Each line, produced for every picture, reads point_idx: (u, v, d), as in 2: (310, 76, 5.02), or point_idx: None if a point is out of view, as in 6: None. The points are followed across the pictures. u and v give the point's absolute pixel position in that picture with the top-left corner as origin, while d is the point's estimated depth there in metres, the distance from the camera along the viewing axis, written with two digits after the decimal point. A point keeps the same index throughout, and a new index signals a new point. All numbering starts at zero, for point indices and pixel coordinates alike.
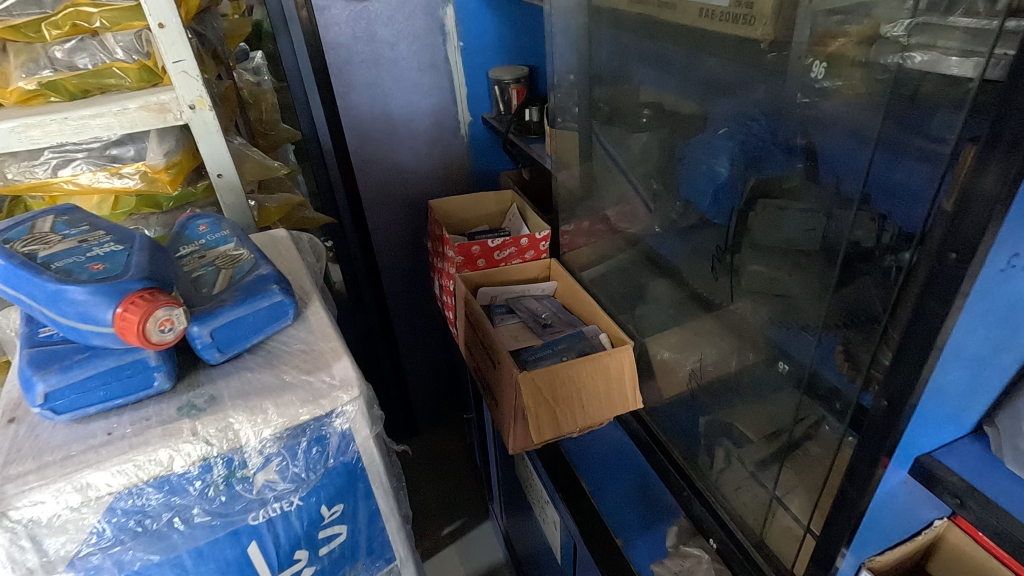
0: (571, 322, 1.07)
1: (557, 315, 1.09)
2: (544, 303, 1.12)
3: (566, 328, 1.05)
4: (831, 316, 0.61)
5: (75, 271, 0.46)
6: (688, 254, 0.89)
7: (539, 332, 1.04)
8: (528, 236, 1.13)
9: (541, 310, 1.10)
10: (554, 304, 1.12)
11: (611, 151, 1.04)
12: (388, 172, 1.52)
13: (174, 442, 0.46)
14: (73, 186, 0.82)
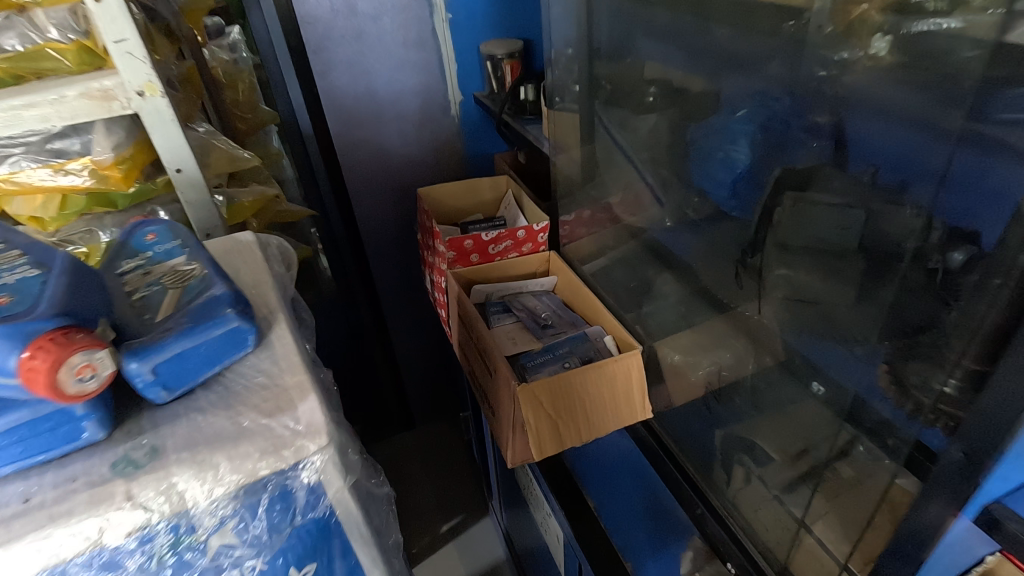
0: (573, 322, 0.99)
1: (558, 314, 1.01)
2: (543, 301, 1.04)
3: (568, 329, 0.97)
4: (890, 338, 0.53)
5: None
6: (701, 250, 0.80)
7: (538, 334, 0.96)
8: (525, 228, 1.04)
9: (540, 309, 1.02)
10: (555, 302, 1.04)
11: (614, 135, 0.94)
12: (374, 158, 1.42)
13: (102, 512, 0.39)
14: (12, 185, 0.73)
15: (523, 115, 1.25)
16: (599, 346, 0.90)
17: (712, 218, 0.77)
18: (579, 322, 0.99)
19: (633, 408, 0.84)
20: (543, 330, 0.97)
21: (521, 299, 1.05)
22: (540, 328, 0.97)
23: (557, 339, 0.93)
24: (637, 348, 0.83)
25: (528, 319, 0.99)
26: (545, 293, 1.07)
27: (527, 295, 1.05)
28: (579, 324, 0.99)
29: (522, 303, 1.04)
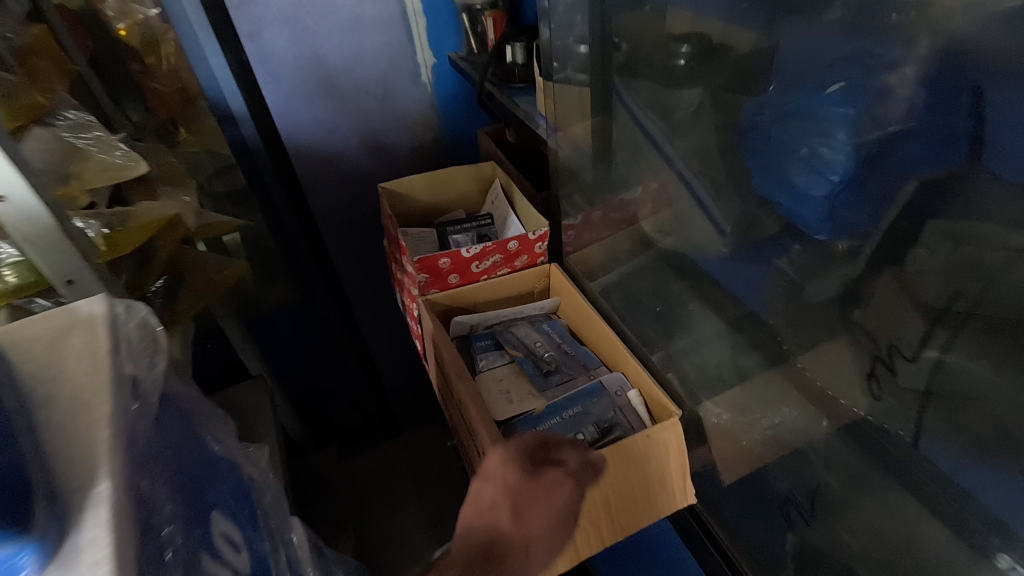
0: (584, 365, 0.77)
1: (563, 352, 0.79)
2: (544, 334, 0.82)
3: (578, 374, 0.75)
4: None
5: None
6: (767, 285, 0.57)
7: (539, 385, 0.74)
8: (518, 238, 0.80)
9: (541, 347, 0.79)
10: (558, 333, 0.81)
11: (636, 116, 0.69)
12: (328, 140, 1.15)
13: None
14: None
15: (512, 82, 0.98)
16: (620, 404, 0.68)
17: (787, 243, 0.54)
18: (592, 364, 0.77)
19: (671, 495, 0.63)
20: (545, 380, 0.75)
21: (516, 333, 0.82)
22: (542, 377, 0.75)
23: (565, 394, 0.71)
24: (677, 419, 0.61)
25: (524, 362, 0.77)
26: (545, 322, 0.84)
27: (524, 327, 0.83)
28: (592, 367, 0.77)
29: (518, 338, 0.81)
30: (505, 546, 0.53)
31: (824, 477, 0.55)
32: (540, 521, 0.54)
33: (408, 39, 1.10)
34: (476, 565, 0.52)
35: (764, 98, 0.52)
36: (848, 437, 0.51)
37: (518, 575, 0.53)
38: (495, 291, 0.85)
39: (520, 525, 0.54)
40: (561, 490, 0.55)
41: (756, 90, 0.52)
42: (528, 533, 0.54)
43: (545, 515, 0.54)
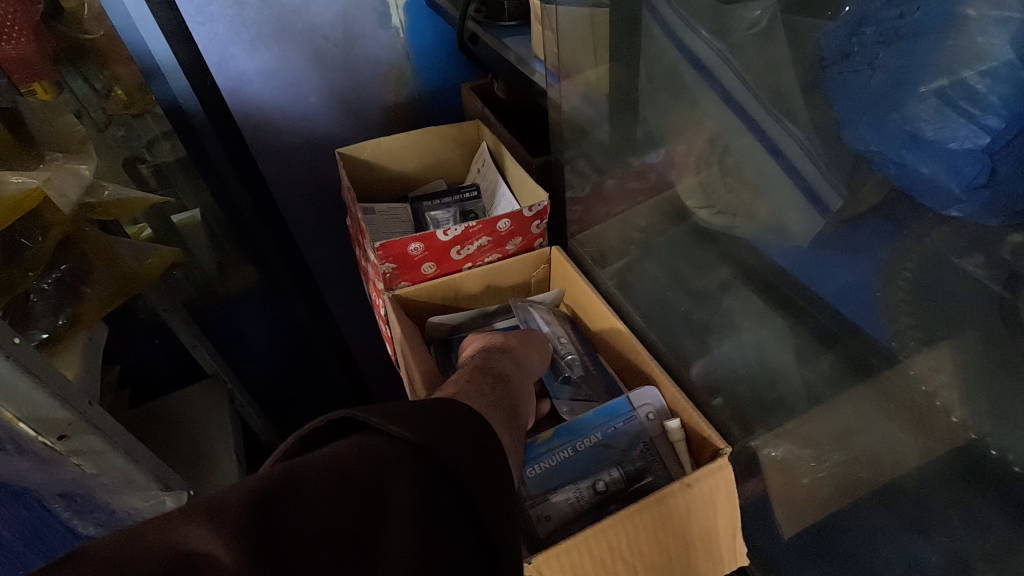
0: (607, 383, 0.61)
1: (588, 364, 0.63)
2: (567, 332, 0.65)
3: (594, 395, 0.60)
4: None
5: None
6: (880, 282, 0.40)
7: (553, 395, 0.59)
8: (509, 216, 0.63)
9: (563, 347, 0.62)
10: (582, 338, 0.66)
11: (669, 52, 0.50)
12: (280, 99, 0.96)
13: None
14: None
15: (500, 20, 0.79)
16: (652, 435, 0.53)
17: (902, 223, 0.38)
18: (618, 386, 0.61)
19: (714, 563, 0.47)
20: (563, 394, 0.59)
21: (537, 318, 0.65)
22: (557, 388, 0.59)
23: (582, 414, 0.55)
24: (726, 460, 0.45)
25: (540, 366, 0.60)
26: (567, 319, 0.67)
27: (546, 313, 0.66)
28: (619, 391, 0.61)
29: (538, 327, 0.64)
30: (512, 353, 0.53)
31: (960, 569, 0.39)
32: (535, 343, 0.56)
33: None
34: (489, 357, 0.51)
35: (865, 12, 0.36)
36: (995, 511, 0.36)
37: (531, 374, 0.52)
38: (483, 283, 0.68)
39: (516, 341, 0.55)
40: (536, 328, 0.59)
41: (840, 10, 0.38)
42: (526, 347, 0.55)
43: (536, 337, 0.57)
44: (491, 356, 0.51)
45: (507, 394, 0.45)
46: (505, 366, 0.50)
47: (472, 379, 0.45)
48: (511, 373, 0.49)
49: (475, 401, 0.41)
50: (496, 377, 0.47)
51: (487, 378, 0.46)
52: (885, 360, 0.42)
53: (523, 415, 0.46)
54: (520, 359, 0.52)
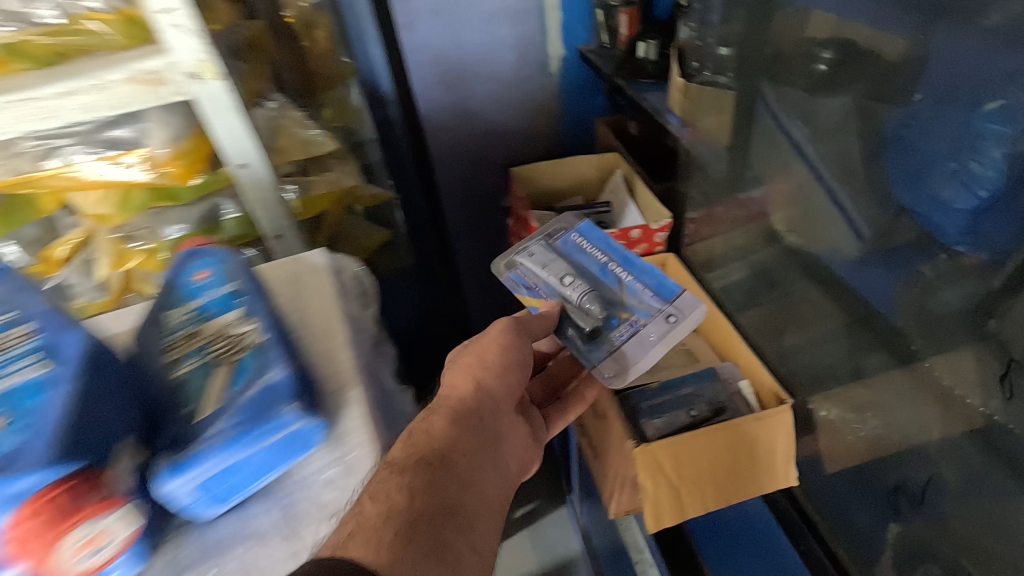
0: (649, 301, 0.71)
1: (613, 284, 0.73)
2: (572, 259, 0.76)
3: (625, 320, 0.70)
4: None
5: None
6: (896, 289, 0.60)
7: (590, 359, 0.70)
8: (641, 227, 0.87)
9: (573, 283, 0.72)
10: (591, 249, 0.76)
11: (782, 120, 0.70)
12: (457, 124, 1.23)
13: None
14: (67, 180, 0.64)
15: (641, 77, 1.02)
16: (731, 391, 0.73)
17: (926, 253, 0.57)
18: (662, 295, 0.72)
19: (773, 479, 0.67)
20: (598, 340, 0.70)
21: (530, 269, 0.76)
22: (590, 337, 0.70)
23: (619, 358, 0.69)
24: (787, 406, 0.65)
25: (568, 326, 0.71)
26: (561, 240, 0.78)
27: (535, 254, 0.77)
28: (666, 300, 0.71)
29: (542, 279, 0.74)
30: (451, 409, 0.53)
31: (941, 473, 0.58)
32: (514, 367, 0.59)
33: (542, 32, 1.16)
34: (418, 445, 0.49)
35: (916, 111, 0.55)
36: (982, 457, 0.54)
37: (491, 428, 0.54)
38: None
39: (463, 389, 0.55)
40: (510, 328, 0.61)
41: (907, 100, 0.55)
42: (478, 389, 0.55)
43: (477, 366, 0.57)
44: (419, 428, 0.51)
45: (428, 495, 0.45)
46: (443, 445, 0.49)
47: (393, 480, 0.45)
48: (449, 452, 0.49)
49: (375, 530, 0.40)
50: (428, 468, 0.47)
51: (418, 471, 0.46)
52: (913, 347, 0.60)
53: (453, 504, 0.45)
54: (468, 421, 0.52)
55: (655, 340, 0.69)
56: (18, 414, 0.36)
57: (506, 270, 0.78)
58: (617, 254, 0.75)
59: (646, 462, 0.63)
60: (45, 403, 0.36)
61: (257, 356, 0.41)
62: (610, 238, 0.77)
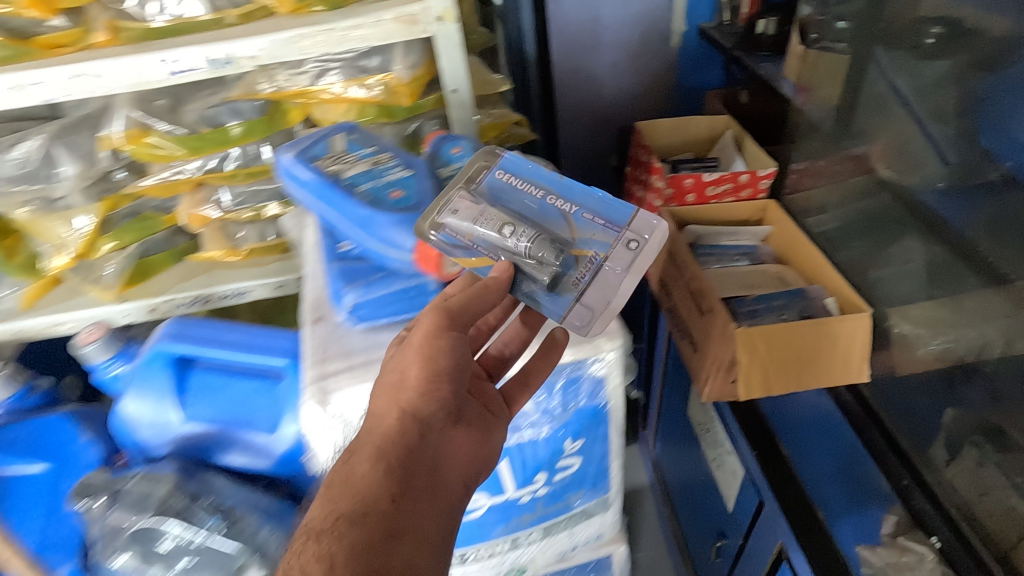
0: (605, 227, 0.54)
1: (556, 211, 0.54)
2: (504, 205, 0.55)
3: (585, 262, 0.52)
4: None
5: (379, 197, 0.53)
6: (971, 218, 0.72)
7: (554, 316, 0.52)
8: (750, 172, 1.02)
9: (507, 229, 0.52)
10: (521, 183, 0.56)
11: (888, 81, 0.83)
12: (584, 87, 1.40)
13: None
14: (329, 95, 0.89)
15: (759, 50, 1.17)
16: (817, 305, 0.89)
17: (1001, 191, 0.68)
18: (615, 220, 0.54)
19: (847, 371, 0.83)
20: (560, 290, 0.52)
21: (454, 224, 0.52)
22: (551, 289, 0.52)
23: (592, 296, 0.52)
24: (868, 314, 0.81)
25: (520, 284, 0.53)
26: (485, 182, 0.57)
27: (457, 206, 0.54)
28: (619, 226, 0.54)
29: (468, 232, 0.52)
30: (376, 446, 0.45)
31: (989, 359, 0.70)
32: (445, 376, 0.48)
33: (671, 8, 1.32)
34: (336, 498, 0.42)
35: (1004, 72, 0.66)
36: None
37: (431, 456, 0.46)
38: (722, 214, 1.07)
39: (387, 419, 0.46)
40: (430, 330, 0.49)
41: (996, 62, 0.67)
42: (399, 418, 0.46)
43: (398, 390, 0.47)
44: (342, 475, 0.44)
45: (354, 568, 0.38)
46: (364, 497, 0.42)
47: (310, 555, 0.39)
48: (371, 506, 0.42)
49: None
50: (352, 530, 0.40)
51: (337, 539, 0.40)
52: (1005, 268, 0.68)
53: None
54: (393, 462, 0.44)
55: (622, 272, 0.52)
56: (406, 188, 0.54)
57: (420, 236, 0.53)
58: (552, 183, 0.56)
59: (745, 341, 0.81)
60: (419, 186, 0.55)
61: None
62: (541, 166, 0.57)
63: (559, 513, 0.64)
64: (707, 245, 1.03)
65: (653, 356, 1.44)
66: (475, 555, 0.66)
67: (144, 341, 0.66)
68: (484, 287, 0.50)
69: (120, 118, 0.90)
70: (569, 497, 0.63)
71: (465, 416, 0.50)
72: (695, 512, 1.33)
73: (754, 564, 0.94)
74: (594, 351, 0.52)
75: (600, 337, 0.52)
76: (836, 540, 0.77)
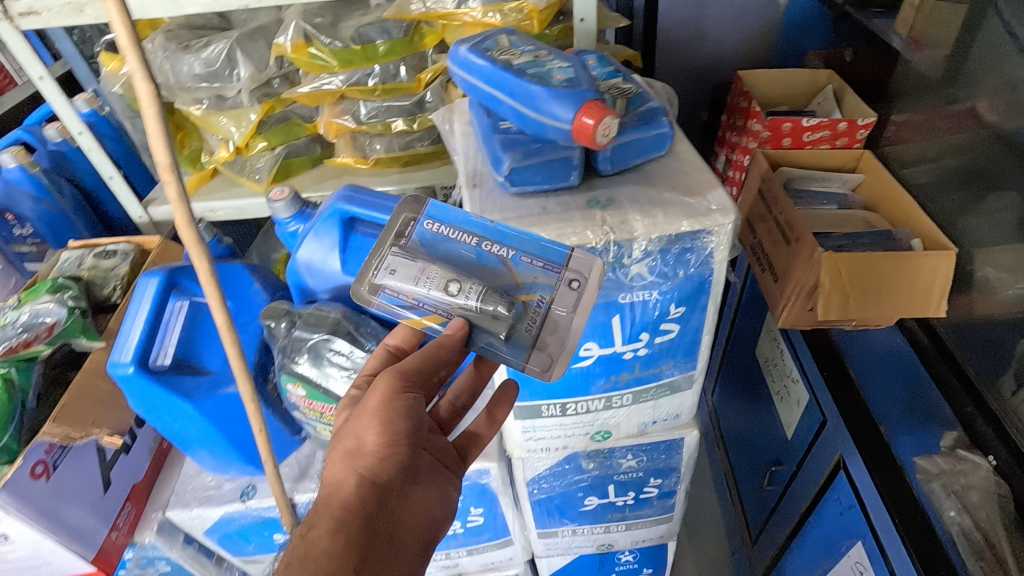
0: (546, 271, 0.60)
1: (496, 260, 0.61)
2: (441, 258, 0.61)
3: (531, 312, 0.60)
4: None
5: (545, 78, 0.62)
6: None
7: (517, 364, 0.60)
8: (849, 122, 1.08)
9: (457, 287, 0.59)
10: (455, 233, 0.62)
11: (1004, 30, 0.86)
12: (687, 38, 1.35)
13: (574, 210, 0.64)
14: (468, 18, 1.01)
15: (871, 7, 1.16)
16: (902, 244, 0.94)
17: None
18: (553, 261, 0.60)
19: (927, 305, 0.89)
20: (516, 339, 0.60)
21: (398, 286, 0.61)
22: (508, 337, 0.59)
23: (545, 344, 0.60)
24: (953, 253, 0.86)
25: (475, 335, 0.60)
26: (415, 235, 0.63)
27: (399, 268, 0.61)
28: (558, 266, 0.61)
29: (412, 291, 0.61)
30: (337, 516, 0.55)
31: None
32: (403, 442, 0.59)
33: None
34: (301, 564, 0.50)
35: None
36: None
37: (387, 518, 0.57)
38: (814, 160, 1.12)
39: (347, 485, 0.57)
40: (389, 393, 0.59)
41: None
42: (360, 483, 0.56)
43: (356, 458, 0.57)
44: (304, 546, 0.52)
45: None
46: (329, 561, 0.51)
47: None
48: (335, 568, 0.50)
49: None
50: None
51: None
52: None
53: None
54: (350, 531, 0.54)
55: (569, 314, 0.60)
56: (567, 74, 0.63)
57: (372, 297, 0.62)
58: (485, 230, 0.62)
59: (830, 266, 0.88)
60: (576, 74, 0.64)
61: (641, 95, 0.70)
62: (466, 213, 0.63)
63: (651, 380, 0.76)
64: (797, 186, 1.09)
65: (724, 304, 1.50)
66: (574, 408, 0.78)
67: (321, 203, 0.81)
68: (438, 348, 0.59)
69: (289, 28, 1.04)
70: (663, 362, 0.74)
71: (419, 476, 0.61)
72: (746, 453, 1.40)
73: (808, 481, 1.03)
74: (710, 224, 0.62)
75: (718, 213, 0.62)
76: (895, 450, 0.84)
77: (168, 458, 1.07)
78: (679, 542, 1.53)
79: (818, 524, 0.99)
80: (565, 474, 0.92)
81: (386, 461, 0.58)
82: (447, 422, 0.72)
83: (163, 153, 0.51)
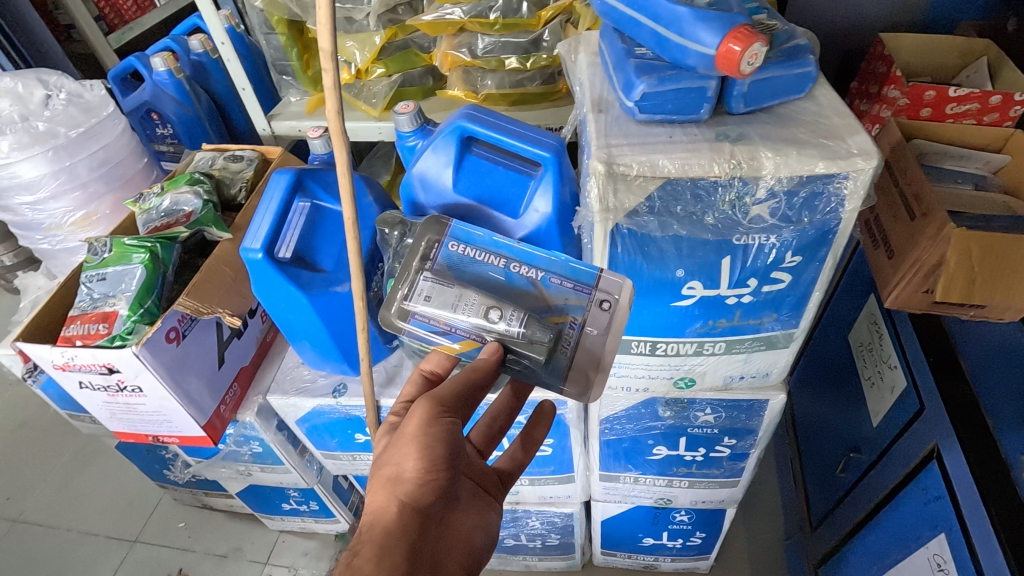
0: (577, 292, 0.65)
1: (528, 283, 0.66)
2: (471, 280, 0.67)
3: (564, 336, 0.65)
4: None
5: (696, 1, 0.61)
6: None
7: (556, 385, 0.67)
8: (1003, 95, 0.99)
9: (497, 314, 0.63)
10: (484, 256, 0.68)
11: None
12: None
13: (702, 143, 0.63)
14: None
15: None
16: None
17: None
18: (583, 282, 0.66)
19: None
20: (554, 361, 0.66)
21: (430, 312, 0.66)
22: (547, 360, 0.65)
23: (578, 364, 0.66)
24: None
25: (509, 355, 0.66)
26: (442, 256, 0.69)
27: (433, 295, 0.65)
28: (589, 287, 0.66)
29: (445, 316, 0.65)
30: (380, 542, 0.54)
31: None
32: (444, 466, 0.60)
33: None
34: None
35: None
36: None
37: (428, 548, 0.57)
38: (953, 136, 1.03)
39: (388, 511, 0.57)
40: (426, 418, 0.61)
41: None
42: (401, 510, 0.57)
43: (396, 485, 0.58)
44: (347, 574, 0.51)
45: None
46: None
47: None
48: None
49: None
50: None
51: None
52: None
53: None
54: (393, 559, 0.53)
55: (601, 334, 0.65)
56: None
57: (403, 322, 0.67)
58: (513, 251, 0.68)
59: (960, 241, 0.82)
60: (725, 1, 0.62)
61: (787, 33, 0.67)
62: (488, 235, 0.69)
63: (749, 331, 0.75)
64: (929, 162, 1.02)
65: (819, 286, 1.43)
66: (664, 348, 0.78)
67: (442, 121, 0.84)
68: (474, 371, 0.63)
69: None
70: (765, 314, 0.73)
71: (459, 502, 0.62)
72: (818, 442, 1.36)
73: (889, 472, 0.99)
74: (848, 167, 0.60)
75: (859, 157, 0.59)
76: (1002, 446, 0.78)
77: (270, 349, 1.17)
78: (733, 522, 1.52)
79: (895, 516, 0.96)
80: (640, 418, 0.93)
81: (426, 487, 0.59)
82: (486, 447, 0.71)
83: (326, 40, 0.55)
